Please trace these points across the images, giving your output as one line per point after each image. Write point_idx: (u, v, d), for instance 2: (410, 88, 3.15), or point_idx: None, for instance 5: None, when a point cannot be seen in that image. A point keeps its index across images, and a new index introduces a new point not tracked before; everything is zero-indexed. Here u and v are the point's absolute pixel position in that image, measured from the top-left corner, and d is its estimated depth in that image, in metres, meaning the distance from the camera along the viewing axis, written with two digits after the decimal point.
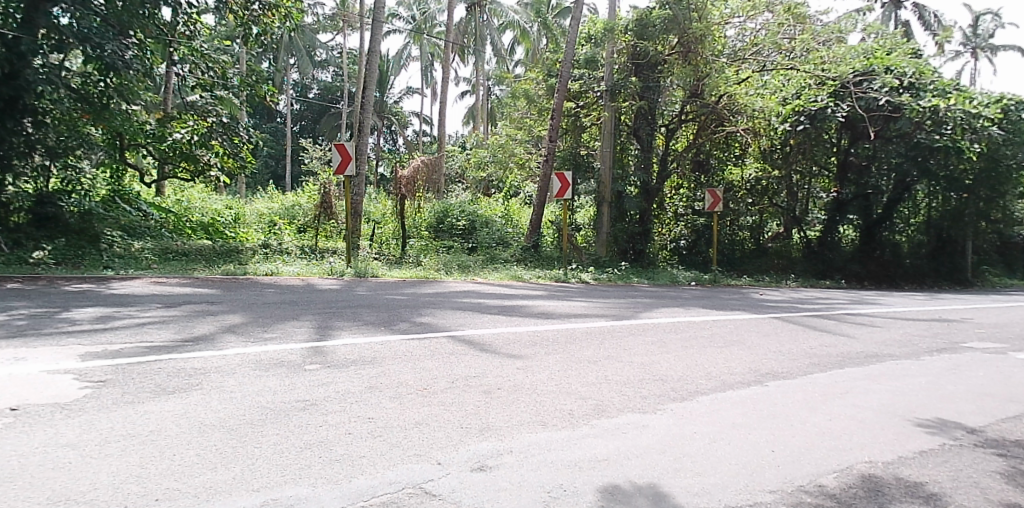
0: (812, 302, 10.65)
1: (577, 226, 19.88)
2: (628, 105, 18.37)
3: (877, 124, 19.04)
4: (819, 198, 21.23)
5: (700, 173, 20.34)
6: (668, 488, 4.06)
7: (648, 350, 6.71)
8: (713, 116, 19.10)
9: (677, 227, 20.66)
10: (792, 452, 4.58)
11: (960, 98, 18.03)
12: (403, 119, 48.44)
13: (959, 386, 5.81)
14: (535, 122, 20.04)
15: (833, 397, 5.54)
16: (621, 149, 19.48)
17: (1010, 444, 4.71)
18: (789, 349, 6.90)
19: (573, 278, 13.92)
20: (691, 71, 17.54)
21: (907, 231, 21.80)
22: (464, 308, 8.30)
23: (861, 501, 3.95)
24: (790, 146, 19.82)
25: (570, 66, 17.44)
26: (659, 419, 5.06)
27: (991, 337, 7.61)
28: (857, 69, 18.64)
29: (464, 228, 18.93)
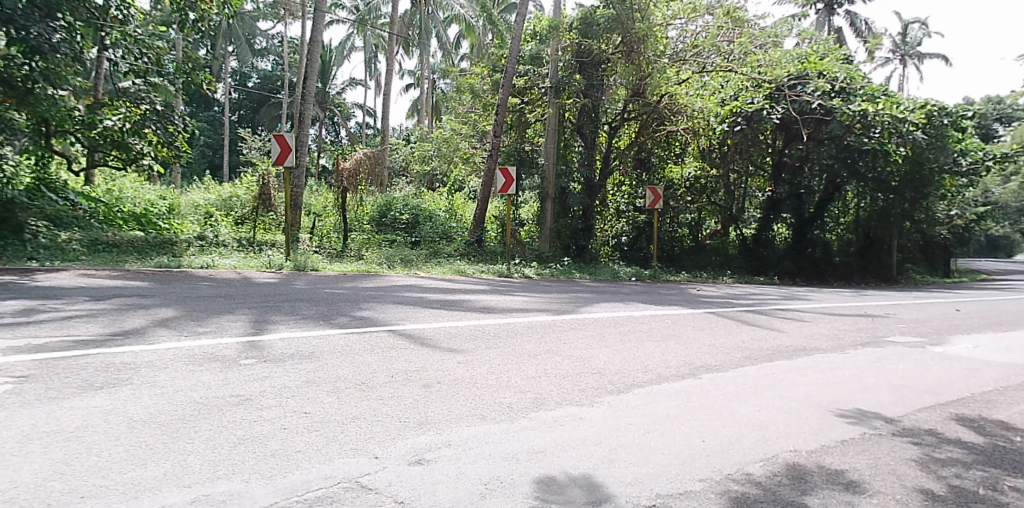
0: (746, 298, 10.97)
1: (520, 221, 19.92)
2: (572, 102, 18.40)
3: (809, 126, 19.86)
4: (755, 197, 21.81)
5: (642, 171, 20.58)
6: (603, 478, 4.14)
7: (587, 344, 6.80)
8: (654, 115, 19.37)
9: (619, 223, 20.82)
10: (722, 443, 4.73)
11: (889, 103, 19.00)
12: (346, 110, 47.81)
13: (881, 377, 6.10)
14: (479, 117, 20.07)
15: (763, 389, 5.75)
16: (565, 145, 19.66)
17: (925, 432, 4.97)
18: (723, 343, 7.09)
19: (516, 274, 14.00)
20: (634, 71, 17.94)
21: (837, 230, 22.70)
22: (405, 302, 8.26)
23: (785, 489, 4.11)
24: (727, 147, 20.39)
25: (515, 62, 17.44)
26: (596, 411, 5.15)
27: (911, 331, 8.00)
28: (792, 73, 19.29)
29: (408, 221, 18.90)
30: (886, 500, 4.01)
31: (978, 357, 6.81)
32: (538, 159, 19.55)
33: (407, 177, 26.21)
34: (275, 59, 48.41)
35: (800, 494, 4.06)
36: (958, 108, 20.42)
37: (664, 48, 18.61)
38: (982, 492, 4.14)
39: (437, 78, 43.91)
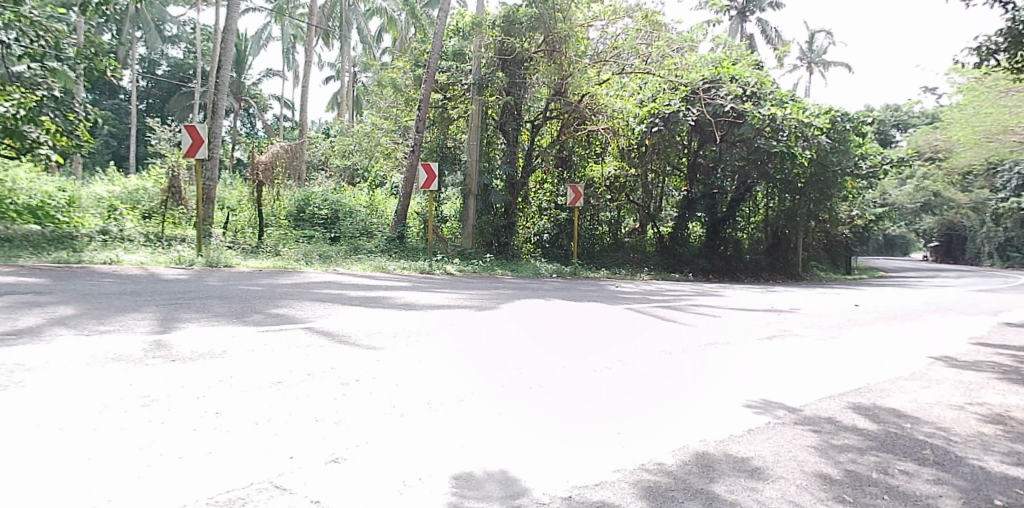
0: (663, 294, 11.31)
1: (444, 218, 19.89)
2: (495, 100, 18.84)
3: (722, 128, 20.67)
4: (671, 196, 22.47)
5: (564, 169, 20.79)
6: (520, 473, 4.19)
7: (507, 340, 6.85)
8: (575, 114, 19.95)
9: (541, 221, 20.72)
10: (637, 434, 4.87)
11: (794, 108, 20.06)
12: (263, 102, 46.28)
13: (785, 368, 6.42)
14: (401, 112, 19.94)
15: (675, 381, 5.95)
16: (488, 142, 19.46)
17: (823, 420, 5.25)
18: (639, 337, 7.28)
19: (438, 270, 13.96)
20: (557, 70, 18.55)
21: (748, 229, 23.69)
22: (323, 299, 8.10)
23: (695, 477, 4.26)
24: (646, 147, 20.74)
25: (438, 57, 17.38)
26: (515, 406, 5.21)
27: (814, 325, 8.44)
28: (706, 76, 20.07)
29: (327, 216, 18.51)
30: (787, 485, 4.21)
31: (873, 349, 7.25)
32: (461, 156, 19.37)
33: (328, 172, 25.73)
34: (187, 46, 46.14)
35: (707, 481, 4.23)
36: (858, 115, 21.88)
37: (584, 49, 18.83)
38: (874, 475, 4.40)
39: (359, 71, 43.42)
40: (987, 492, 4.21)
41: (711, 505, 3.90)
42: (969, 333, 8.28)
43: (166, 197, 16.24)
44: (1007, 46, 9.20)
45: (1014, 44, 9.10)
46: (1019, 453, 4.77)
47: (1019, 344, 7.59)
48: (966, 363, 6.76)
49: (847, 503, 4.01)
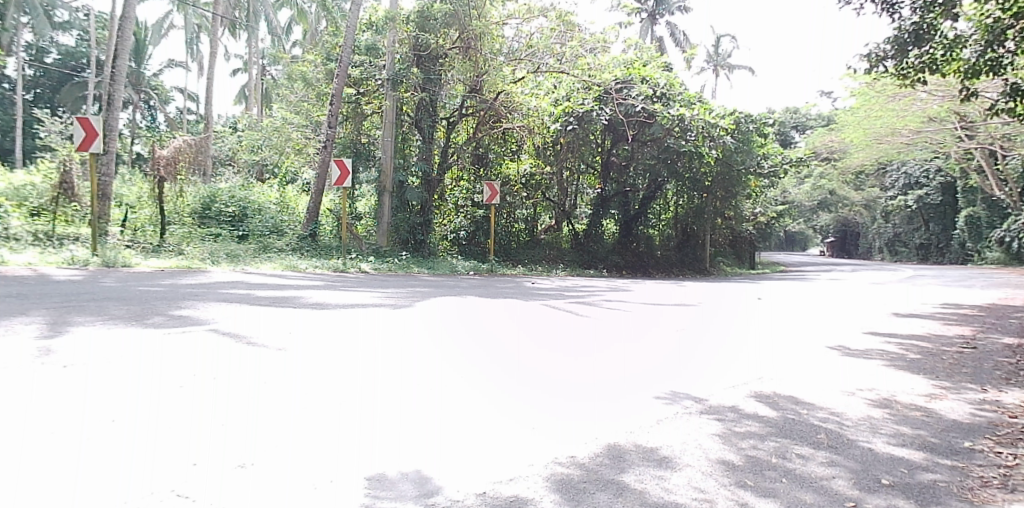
0: (577, 289, 11.52)
1: (358, 215, 19.55)
2: (410, 95, 18.78)
3: (634, 128, 21.17)
4: (585, 194, 22.85)
5: (479, 166, 20.87)
6: (436, 472, 4.17)
7: (431, 339, 6.82)
8: (491, 112, 19.86)
9: (458, 218, 20.67)
10: (552, 429, 4.95)
11: (701, 109, 20.85)
12: (164, 94, 43.99)
13: (693, 359, 6.68)
14: (313, 107, 19.30)
15: (597, 376, 6.07)
16: (403, 139, 19.28)
17: (727, 409, 5.48)
18: (560, 333, 7.38)
19: (353, 268, 13.75)
20: (472, 67, 18.44)
21: (658, 226, 24.50)
22: (230, 299, 7.82)
23: (606, 468, 4.36)
24: (561, 145, 21.09)
25: (350, 51, 16.99)
26: (431, 404, 5.20)
27: (718, 317, 8.80)
28: (619, 77, 20.36)
29: (234, 214, 17.74)
30: (693, 472, 4.37)
31: (772, 339, 7.60)
32: (376, 153, 19.41)
33: (235, 167, 24.84)
34: (79, 34, 43.07)
35: (619, 472, 4.33)
36: (761, 117, 22.79)
37: (500, 47, 18.84)
38: (774, 460, 4.62)
39: (268, 63, 42.11)
40: (875, 472, 4.48)
41: (621, 495, 3.99)
42: (861, 323, 8.82)
43: (57, 193, 15.19)
44: (894, 53, 9.89)
45: (901, 52, 9.79)
46: (903, 435, 5.10)
47: (904, 332, 8.15)
48: (858, 351, 7.19)
49: (748, 487, 4.19)
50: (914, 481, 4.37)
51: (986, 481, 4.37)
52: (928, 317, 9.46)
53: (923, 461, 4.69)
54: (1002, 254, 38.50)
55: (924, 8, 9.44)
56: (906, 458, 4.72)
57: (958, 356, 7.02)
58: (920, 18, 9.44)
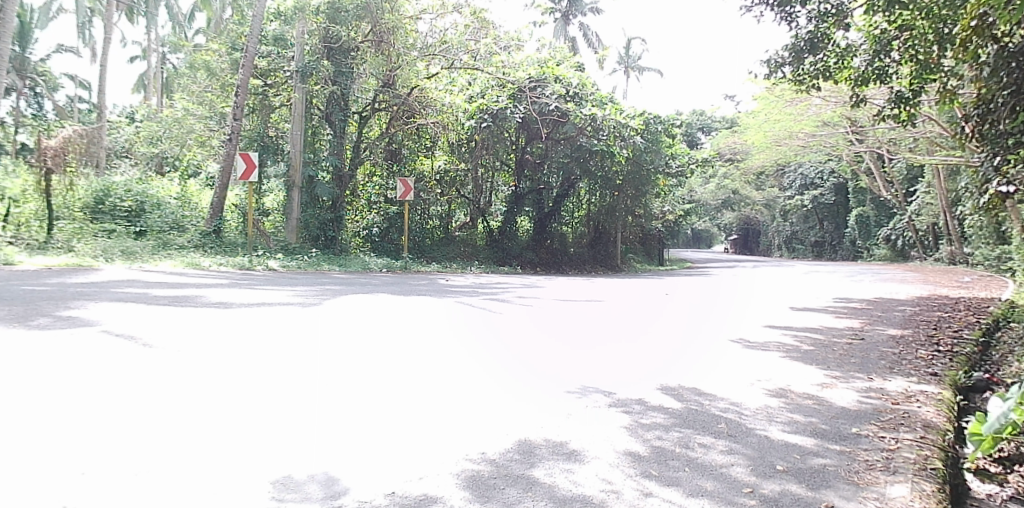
0: (491, 286, 11.53)
1: (265, 210, 18.91)
2: (320, 88, 18.09)
3: (547, 126, 21.71)
4: (500, 190, 22.83)
5: (393, 162, 20.63)
6: (346, 473, 4.09)
7: (350, 338, 6.71)
8: (405, 107, 19.75)
9: (370, 214, 20.36)
10: (465, 426, 4.95)
11: (613, 109, 21.91)
12: (53, 83, 41.20)
13: (607, 354, 6.83)
14: (217, 98, 18.63)
15: (516, 373, 6.11)
16: (313, 133, 19.08)
17: (634, 401, 5.63)
18: (478, 331, 7.40)
19: (259, 266, 13.32)
20: (383, 61, 18.37)
21: (572, 222, 24.17)
22: (124, 299, 7.44)
23: (516, 464, 4.40)
24: (475, 142, 21.28)
25: (257, 41, 16.46)
26: (346, 405, 5.13)
27: (627, 312, 9.04)
28: (532, 76, 21.05)
29: (130, 208, 16.86)
30: (601, 465, 4.47)
31: (677, 333, 7.85)
32: (284, 147, 18.95)
33: (130, 159, 23.53)
34: None
35: (529, 467, 4.38)
36: (669, 118, 24.76)
37: (414, 42, 18.72)
38: (677, 450, 4.78)
39: (167, 52, 40.21)
40: (771, 458, 4.71)
41: (530, 489, 4.04)
42: (761, 316, 9.26)
43: None
44: (790, 60, 10.31)
45: (797, 59, 10.20)
46: (797, 422, 5.38)
47: (800, 325, 8.59)
48: (757, 343, 7.53)
49: (653, 477, 4.32)
50: (805, 466, 4.61)
51: (870, 464, 4.66)
52: (823, 311, 10.02)
53: (814, 447, 4.95)
54: (888, 252, 39.95)
55: (817, 18, 9.87)
56: (800, 444, 4.98)
57: (847, 347, 7.46)
58: (814, 28, 9.87)
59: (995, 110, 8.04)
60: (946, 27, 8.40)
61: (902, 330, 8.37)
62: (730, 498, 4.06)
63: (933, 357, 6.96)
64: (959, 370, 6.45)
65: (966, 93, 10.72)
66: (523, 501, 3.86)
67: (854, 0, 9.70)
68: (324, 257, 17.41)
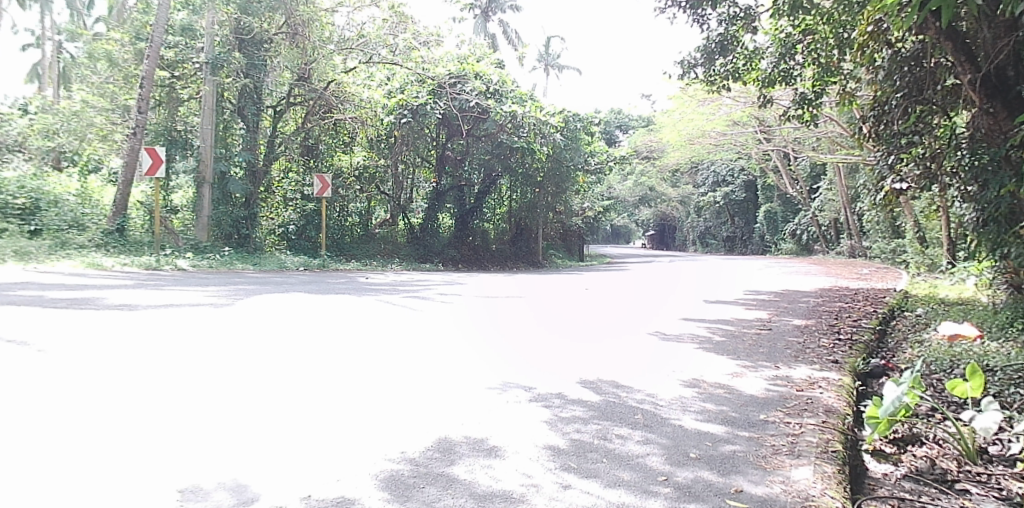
0: (411, 284, 11.42)
1: (173, 208, 18.15)
2: (231, 81, 17.69)
3: (468, 123, 21.70)
4: (422, 187, 22.66)
5: (309, 158, 20.28)
6: (259, 478, 3.97)
7: (268, 339, 6.56)
8: (321, 101, 19.54)
9: (286, 211, 19.81)
10: (385, 425, 4.91)
11: (532, 107, 21.95)
12: None
13: (528, 350, 6.91)
14: (119, 89, 17.80)
15: (440, 371, 6.09)
16: (224, 127, 18.29)
17: (553, 396, 5.71)
18: (400, 329, 7.33)
19: (167, 266, 12.78)
20: (298, 54, 18.25)
21: (493, 220, 24.37)
22: (15, 303, 6.98)
23: (435, 462, 4.39)
24: (394, 138, 20.79)
25: (163, 31, 15.75)
26: (266, 408, 5.00)
27: (547, 307, 9.15)
28: (452, 72, 20.87)
29: (24, 206, 15.96)
30: (522, 460, 4.51)
31: (597, 328, 7.99)
32: (193, 140, 17.98)
33: None
34: None
35: (448, 465, 4.37)
36: (588, 116, 24.61)
37: (329, 35, 18.73)
38: (596, 442, 4.87)
39: (59, 40, 38.06)
40: (685, 447, 4.86)
41: (449, 487, 4.04)
42: (677, 309, 9.55)
43: None
44: (703, 61, 10.80)
45: (709, 60, 10.68)
46: (709, 411, 5.57)
47: (713, 317, 8.91)
48: (672, 335, 7.78)
49: (572, 470, 4.40)
50: (717, 453, 4.78)
51: (777, 449, 4.88)
52: (735, 303, 10.42)
53: (725, 434, 5.14)
54: (794, 246, 41.99)
55: (727, 22, 10.30)
56: (711, 432, 5.16)
57: (755, 337, 7.80)
58: (724, 30, 10.32)
59: (890, 112, 8.63)
60: (845, 33, 8.94)
61: (807, 320, 8.82)
62: (644, 487, 4.18)
63: (835, 345, 7.36)
64: (858, 357, 6.84)
65: (863, 94, 11.39)
66: (443, 499, 3.86)
67: (761, 5, 10.17)
68: (236, 256, 16.80)
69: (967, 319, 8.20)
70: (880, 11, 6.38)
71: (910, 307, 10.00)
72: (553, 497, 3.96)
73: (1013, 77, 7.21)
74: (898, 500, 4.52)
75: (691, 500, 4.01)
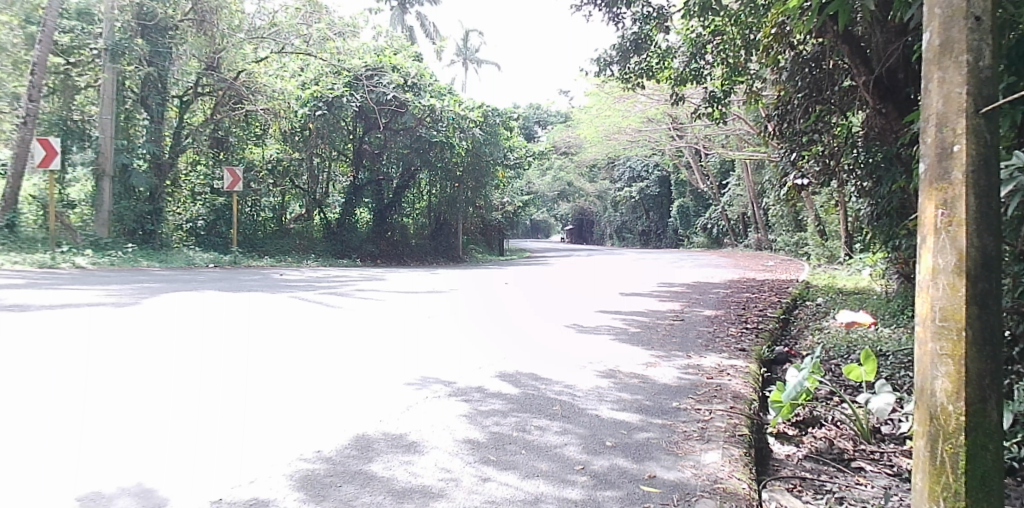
0: (329, 280, 11.21)
1: (70, 202, 17.08)
2: (133, 69, 16.76)
3: (386, 117, 21.58)
4: (338, 182, 22.61)
5: (219, 150, 19.77)
6: (163, 482, 3.82)
7: (163, 339, 6.29)
8: (231, 92, 18.84)
9: (194, 206, 19.27)
10: (300, 424, 4.81)
11: (451, 102, 22.13)
12: None
13: (448, 344, 6.94)
14: (7, 76, 16.75)
15: (353, 368, 6.03)
16: (126, 117, 17.42)
17: (472, 390, 5.74)
18: (308, 325, 7.23)
19: (63, 264, 12.09)
20: (206, 43, 17.50)
21: (413, 214, 24.14)
22: None
23: (353, 460, 4.33)
24: (309, 131, 20.46)
25: (55, 15, 14.76)
26: (171, 410, 4.81)
27: (469, 302, 9.18)
28: (369, 64, 21.00)
29: None
30: (440, 454, 4.52)
31: (518, 321, 8.10)
32: (92, 131, 17.27)
33: None
34: None
35: (366, 461, 4.33)
36: (507, 111, 24.70)
37: (239, 23, 18.19)
38: (515, 434, 4.94)
39: None
40: (601, 436, 5.00)
41: (368, 484, 4.00)
42: (595, 302, 9.73)
43: None
44: (618, 59, 11.09)
45: (624, 58, 10.99)
46: (625, 400, 5.73)
47: (629, 309, 9.18)
48: (590, 327, 7.98)
49: (490, 462, 4.44)
50: (632, 441, 4.93)
51: (688, 435, 5.07)
52: (650, 295, 10.75)
53: (640, 422, 5.31)
54: (706, 240, 43.53)
55: (641, 21, 10.59)
56: (627, 421, 5.31)
57: (669, 327, 8.09)
58: (639, 29, 10.61)
59: (793, 111, 9.10)
60: (751, 35, 9.24)
61: (717, 311, 9.21)
62: (562, 477, 4.27)
63: (742, 334, 7.73)
64: (763, 345, 7.18)
65: (766, 93, 11.96)
66: (360, 497, 3.82)
67: (673, 5, 10.45)
68: (140, 252, 16.11)
69: (862, 309, 8.75)
70: (784, 13, 6.63)
71: (810, 297, 10.60)
72: (472, 490, 3.99)
73: (902, 80, 7.68)
74: (800, 479, 4.78)
75: (607, 488, 4.12)
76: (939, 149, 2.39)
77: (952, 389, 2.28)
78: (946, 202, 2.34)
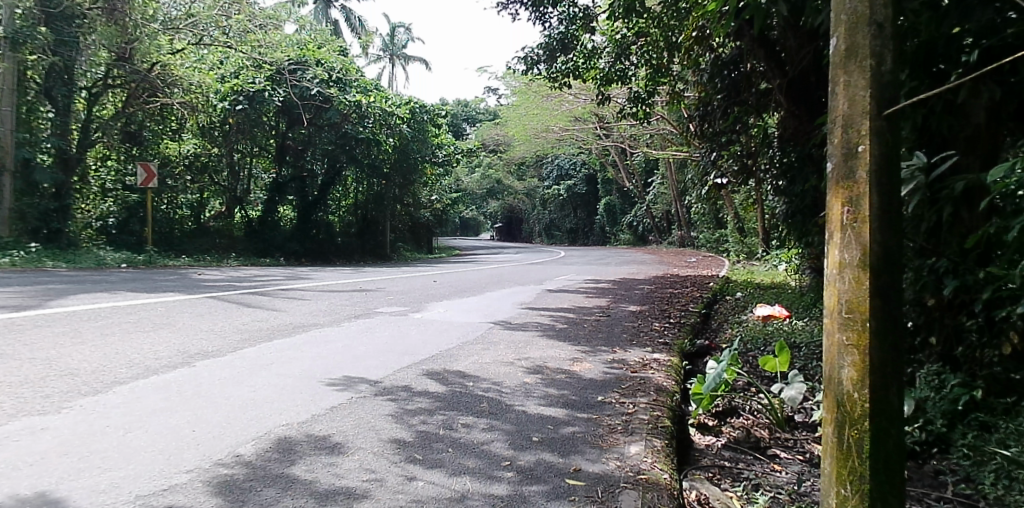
0: (251, 280, 10.88)
1: None
2: (36, 59, 15.85)
3: (310, 113, 21.56)
4: (260, 178, 22.21)
5: (132, 145, 18.88)
6: (66, 492, 3.63)
7: (57, 343, 5.94)
8: (144, 85, 17.83)
9: (105, 204, 18.43)
10: (209, 427, 4.68)
11: (377, 98, 22.53)
12: None
13: (369, 343, 6.89)
14: None
15: (264, 368, 5.90)
16: (27, 110, 16.29)
17: (398, 389, 5.71)
18: (221, 326, 7.02)
19: None
20: (117, 33, 16.46)
21: (338, 213, 24.30)
22: None
23: (275, 464, 4.24)
24: (229, 126, 20.38)
25: None
26: (64, 418, 4.55)
27: (397, 301, 9.10)
28: (292, 58, 21.06)
29: None
30: (365, 455, 4.48)
31: (446, 319, 8.11)
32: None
33: None
34: None
35: (288, 465, 4.26)
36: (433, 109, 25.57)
37: (153, 13, 17.45)
38: (441, 432, 4.94)
39: None
40: (527, 431, 5.05)
41: (291, 487, 3.94)
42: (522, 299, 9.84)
43: None
44: (545, 58, 11.18)
45: (551, 57, 11.10)
46: (551, 396, 5.82)
47: (556, 306, 9.33)
48: (518, 324, 8.06)
49: (416, 462, 4.43)
50: (558, 435, 5.02)
51: (612, 428, 5.19)
52: (574, 292, 10.94)
53: (566, 416, 5.40)
54: (632, 237, 44.66)
55: (567, 21, 10.80)
56: (553, 416, 5.40)
57: (594, 323, 8.27)
58: (565, 28, 10.78)
59: (713, 111, 9.49)
60: (673, 37, 9.50)
61: (641, 306, 9.46)
62: (489, 472, 4.31)
63: (664, 329, 7.97)
64: (684, 338, 7.44)
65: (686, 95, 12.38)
66: (281, 501, 3.75)
67: (599, 6, 10.67)
68: (44, 252, 15.20)
69: (777, 302, 9.18)
70: (704, 16, 6.80)
71: (728, 291, 11.01)
72: (398, 489, 3.98)
73: (815, 82, 7.95)
74: (718, 467, 4.98)
75: (533, 482, 4.18)
76: (843, 150, 2.45)
77: (856, 377, 2.38)
78: (851, 200, 2.41)
